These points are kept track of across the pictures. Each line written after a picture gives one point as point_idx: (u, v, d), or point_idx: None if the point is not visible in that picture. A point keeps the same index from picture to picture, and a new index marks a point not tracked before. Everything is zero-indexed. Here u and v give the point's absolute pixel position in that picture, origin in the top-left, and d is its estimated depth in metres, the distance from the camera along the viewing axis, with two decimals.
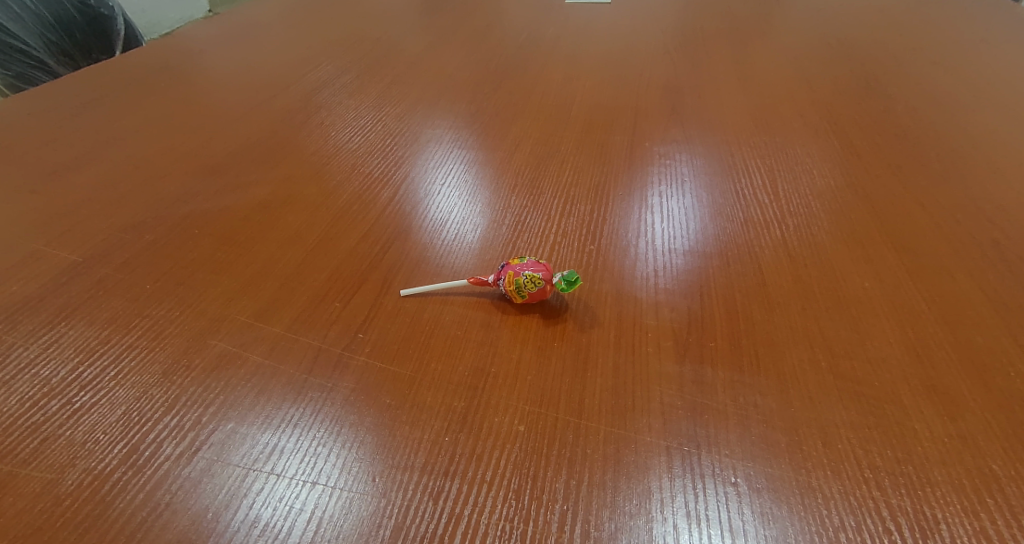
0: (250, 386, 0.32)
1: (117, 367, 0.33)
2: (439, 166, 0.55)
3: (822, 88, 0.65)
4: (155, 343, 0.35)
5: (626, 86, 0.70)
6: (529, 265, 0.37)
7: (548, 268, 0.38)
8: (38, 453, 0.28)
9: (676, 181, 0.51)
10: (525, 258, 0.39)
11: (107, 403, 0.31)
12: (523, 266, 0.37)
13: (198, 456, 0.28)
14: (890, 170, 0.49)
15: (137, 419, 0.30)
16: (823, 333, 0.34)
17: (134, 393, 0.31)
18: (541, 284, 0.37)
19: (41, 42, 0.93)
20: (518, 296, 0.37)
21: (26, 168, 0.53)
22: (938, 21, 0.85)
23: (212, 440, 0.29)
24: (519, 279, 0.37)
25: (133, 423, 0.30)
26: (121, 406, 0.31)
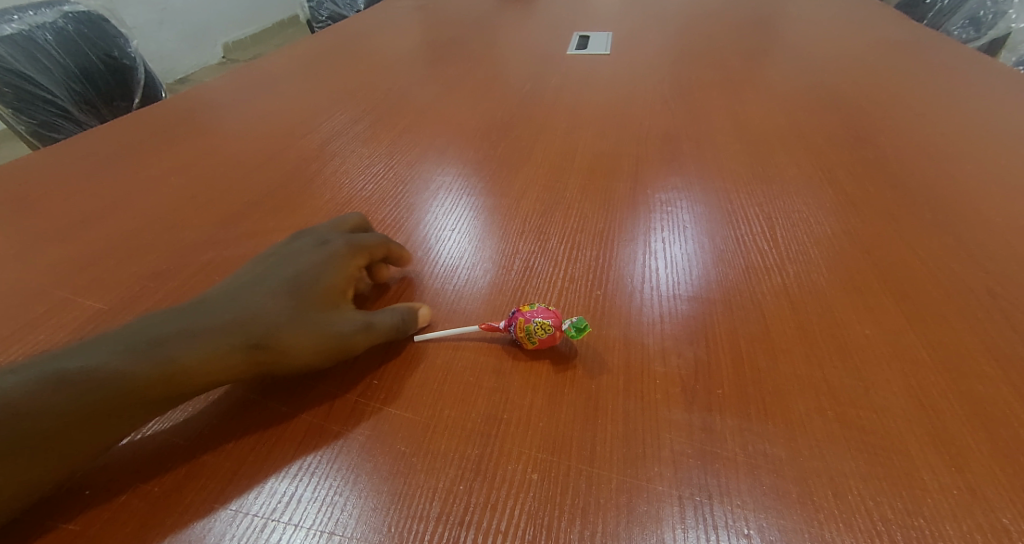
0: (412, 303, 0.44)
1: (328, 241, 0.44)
2: (448, 212, 0.58)
3: (814, 138, 0.68)
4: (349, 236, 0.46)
5: (626, 135, 0.74)
6: (539, 312, 0.39)
7: (557, 314, 0.39)
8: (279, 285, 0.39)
9: (677, 227, 0.53)
10: (535, 305, 0.41)
11: (326, 259, 0.42)
12: (534, 313, 0.38)
13: (387, 336, 0.39)
14: (882, 217, 0.51)
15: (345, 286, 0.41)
16: (828, 381, 0.35)
17: (345, 260, 0.42)
18: (551, 330, 0.38)
19: (66, 92, 0.99)
20: (529, 342, 0.38)
21: (54, 217, 0.56)
22: (922, 70, 0.89)
23: (399, 321, 0.40)
24: (529, 326, 0.38)
25: (343, 286, 0.41)
26: (336, 265, 0.41)
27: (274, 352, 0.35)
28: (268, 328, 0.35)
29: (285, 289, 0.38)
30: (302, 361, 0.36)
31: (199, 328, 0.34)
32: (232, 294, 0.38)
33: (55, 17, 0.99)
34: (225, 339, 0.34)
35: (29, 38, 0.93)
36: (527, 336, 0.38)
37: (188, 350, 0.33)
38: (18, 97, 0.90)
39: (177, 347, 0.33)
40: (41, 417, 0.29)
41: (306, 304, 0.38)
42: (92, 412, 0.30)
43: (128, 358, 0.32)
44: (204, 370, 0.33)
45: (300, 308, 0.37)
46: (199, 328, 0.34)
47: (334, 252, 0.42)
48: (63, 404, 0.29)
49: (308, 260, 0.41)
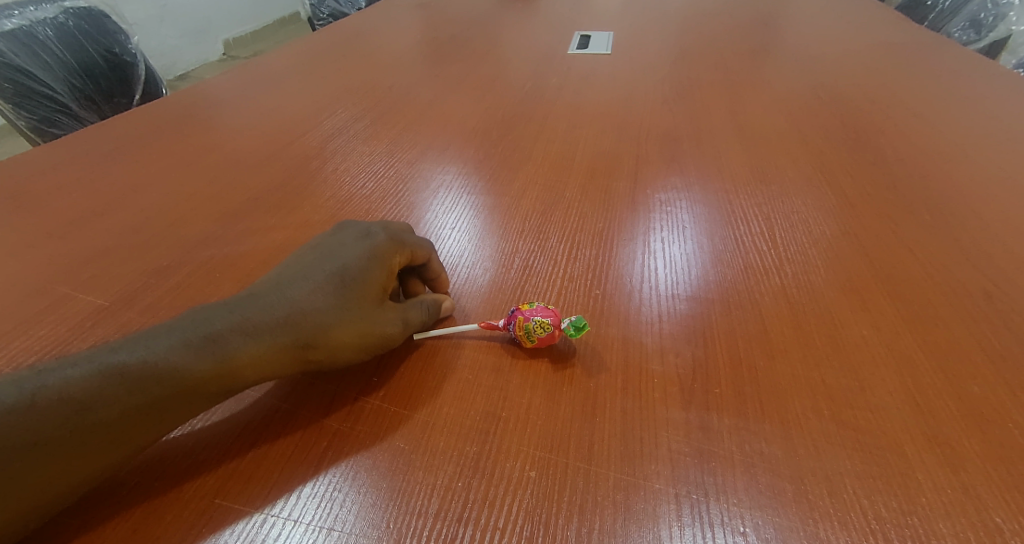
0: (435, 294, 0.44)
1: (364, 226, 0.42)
2: (449, 211, 0.58)
3: (813, 139, 0.69)
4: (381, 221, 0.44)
5: (626, 135, 0.74)
6: (538, 311, 0.39)
7: (556, 313, 0.39)
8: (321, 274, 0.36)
9: (677, 227, 0.53)
10: (534, 303, 0.41)
11: (367, 246, 0.39)
12: (533, 311, 0.39)
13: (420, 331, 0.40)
14: (880, 219, 0.51)
15: (388, 275, 0.39)
16: (824, 381, 0.35)
17: (391, 247, 0.40)
18: (550, 329, 0.38)
19: (67, 88, 0.99)
20: (528, 341, 0.39)
21: (55, 213, 0.56)
22: (922, 71, 0.89)
23: (427, 316, 0.40)
24: (528, 325, 0.38)
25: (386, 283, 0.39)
26: (380, 254, 0.39)
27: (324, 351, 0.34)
28: (318, 325, 0.34)
29: (329, 278, 0.36)
30: (348, 359, 0.35)
31: (250, 324, 0.32)
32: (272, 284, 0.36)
33: (56, 12, 0.98)
34: (278, 336, 0.33)
35: (30, 34, 0.92)
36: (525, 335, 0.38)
37: (242, 349, 0.31)
38: (18, 93, 0.90)
39: (232, 343, 0.31)
40: (103, 408, 0.27)
41: (354, 296, 0.36)
42: (156, 404, 0.29)
43: (185, 352, 0.30)
44: (259, 367, 0.32)
45: (347, 302, 0.36)
46: (249, 323, 0.33)
47: (375, 238, 0.40)
48: (126, 396, 0.28)
49: (348, 247, 0.39)
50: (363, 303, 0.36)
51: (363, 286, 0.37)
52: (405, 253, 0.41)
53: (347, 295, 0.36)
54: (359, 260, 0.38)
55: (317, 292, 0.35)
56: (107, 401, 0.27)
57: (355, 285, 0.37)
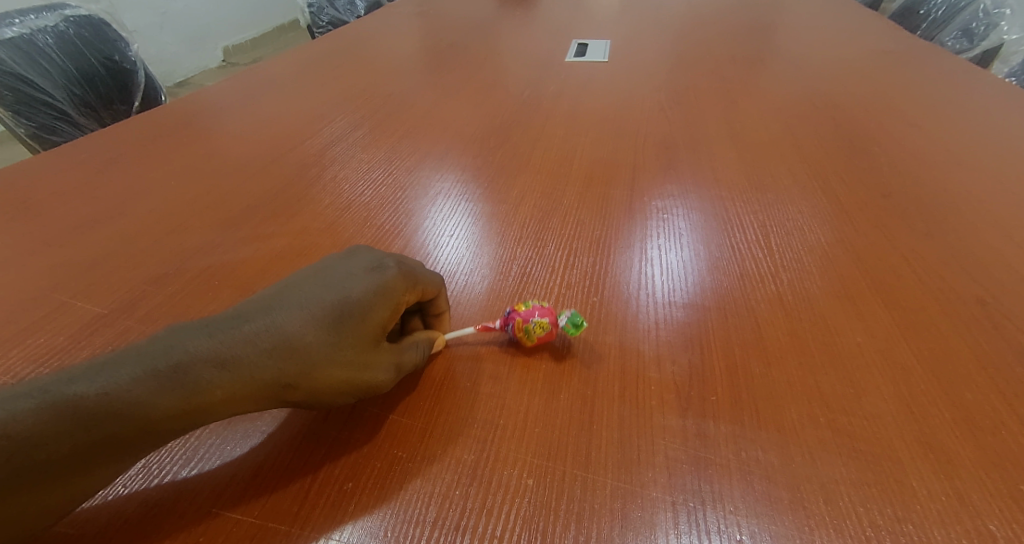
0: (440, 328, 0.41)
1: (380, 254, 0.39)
2: (447, 218, 0.58)
3: (808, 147, 0.69)
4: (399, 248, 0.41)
5: (623, 142, 0.75)
6: (535, 311, 0.40)
7: (552, 310, 0.40)
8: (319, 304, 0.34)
9: (674, 235, 0.53)
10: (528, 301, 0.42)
11: (376, 280, 0.36)
12: (530, 312, 0.40)
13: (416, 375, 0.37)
14: (874, 226, 0.51)
15: (393, 312, 0.37)
16: (819, 388, 0.36)
17: (402, 284, 0.37)
18: (548, 328, 0.39)
19: (66, 95, 0.99)
20: (527, 341, 0.40)
21: (54, 220, 0.56)
22: (916, 80, 0.90)
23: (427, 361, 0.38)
24: (527, 327, 0.39)
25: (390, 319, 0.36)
26: (389, 291, 0.36)
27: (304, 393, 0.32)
28: (301, 365, 0.31)
29: (326, 312, 0.34)
30: (328, 400, 0.33)
31: (228, 357, 0.30)
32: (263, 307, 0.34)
33: (56, 20, 0.99)
34: (256, 374, 0.30)
35: (30, 42, 0.93)
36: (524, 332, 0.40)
37: (213, 383, 0.29)
38: (18, 100, 0.91)
39: (204, 375, 0.29)
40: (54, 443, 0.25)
41: (348, 336, 0.34)
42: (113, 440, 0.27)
43: (149, 382, 0.28)
44: (229, 403, 0.30)
45: (340, 342, 0.33)
46: (227, 353, 0.30)
47: (386, 270, 0.37)
48: (76, 435, 0.26)
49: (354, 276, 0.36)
50: (358, 343, 0.34)
51: (361, 324, 0.34)
52: (417, 291, 0.38)
53: (345, 334, 0.33)
54: (363, 294, 0.35)
55: (309, 326, 0.33)
56: (58, 436, 0.25)
57: (352, 322, 0.34)
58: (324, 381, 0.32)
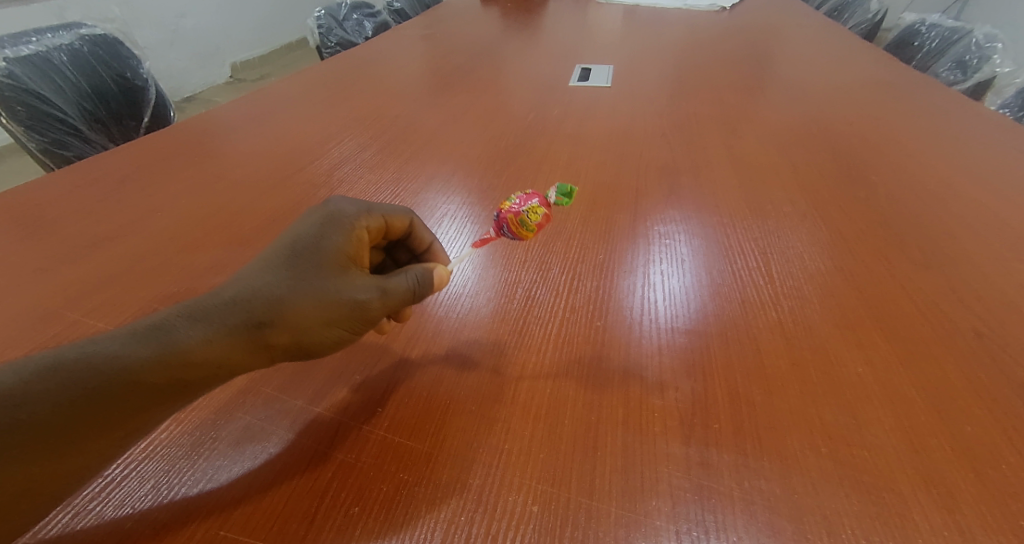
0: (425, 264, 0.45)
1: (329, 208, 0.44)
2: (452, 241, 0.59)
3: (807, 175, 0.71)
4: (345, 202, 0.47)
5: (626, 166, 0.76)
6: (523, 204, 0.47)
7: (536, 199, 0.48)
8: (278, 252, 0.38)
9: (675, 260, 0.54)
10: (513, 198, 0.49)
11: (317, 226, 0.40)
12: (520, 207, 0.47)
13: (406, 293, 0.40)
14: (873, 256, 0.52)
15: (348, 249, 0.40)
16: (821, 418, 0.36)
17: (346, 222, 0.41)
18: (538, 213, 0.47)
19: (78, 111, 1.01)
20: (525, 231, 0.48)
21: (67, 238, 0.57)
22: (913, 111, 0.92)
23: (421, 280, 0.41)
24: (522, 219, 0.47)
25: (347, 256, 0.40)
26: (334, 230, 0.40)
27: (284, 326, 0.35)
28: (272, 301, 0.35)
29: (284, 256, 0.38)
30: (318, 334, 0.36)
31: (196, 310, 0.33)
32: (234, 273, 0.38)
33: (72, 39, 1.03)
34: (229, 317, 0.34)
35: (45, 59, 0.97)
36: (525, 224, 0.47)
37: (188, 332, 0.32)
38: (31, 115, 0.93)
39: (179, 334, 0.32)
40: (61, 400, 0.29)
41: (312, 270, 0.37)
42: (95, 399, 0.29)
43: (128, 345, 0.31)
44: (212, 348, 0.32)
45: (300, 279, 0.37)
46: (197, 308, 0.34)
47: (323, 218, 0.41)
48: (57, 397, 0.28)
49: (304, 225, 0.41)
50: (325, 273, 0.38)
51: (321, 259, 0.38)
52: (362, 227, 0.42)
53: (302, 271, 0.37)
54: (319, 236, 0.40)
55: (270, 269, 0.37)
56: (42, 397, 0.28)
57: (311, 257, 0.38)
58: (302, 310, 0.35)
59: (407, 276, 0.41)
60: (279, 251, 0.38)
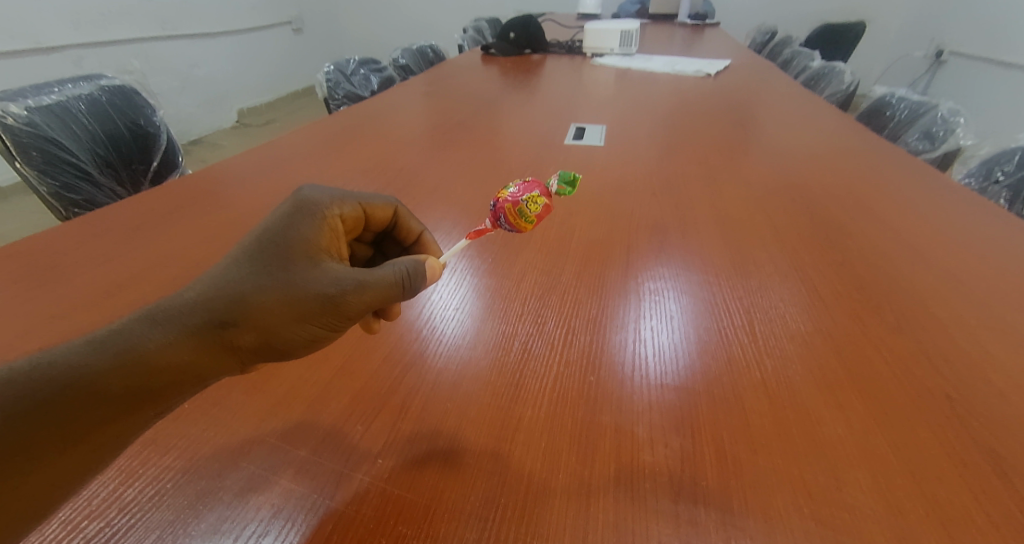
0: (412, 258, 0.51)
1: (306, 201, 0.48)
2: (452, 292, 0.61)
3: (788, 236, 0.75)
4: (323, 194, 0.51)
5: (617, 223, 0.80)
6: (523, 197, 0.56)
7: (534, 192, 0.57)
8: (250, 246, 0.42)
9: (665, 316, 0.57)
10: (514, 190, 0.58)
11: (279, 224, 0.44)
12: (520, 199, 0.56)
13: (378, 288, 0.44)
14: (850, 318, 0.56)
15: (312, 244, 0.44)
16: (803, 478, 0.38)
17: (306, 221, 0.46)
18: (537, 204, 0.57)
19: (90, 156, 1.05)
20: (523, 220, 0.57)
21: (81, 284, 0.59)
22: (884, 178, 0.99)
23: (396, 278, 0.46)
24: (522, 209, 0.56)
25: (312, 249, 0.44)
26: (295, 228, 0.44)
27: (248, 319, 0.39)
28: (234, 299, 0.39)
29: (258, 250, 0.42)
30: (285, 325, 0.40)
31: (158, 314, 0.37)
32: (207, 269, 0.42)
33: (92, 89, 1.10)
34: (192, 318, 0.38)
35: (64, 108, 1.02)
36: (524, 214, 0.57)
37: (147, 338, 0.36)
38: (45, 160, 0.97)
39: (144, 338, 0.36)
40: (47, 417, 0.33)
41: (277, 265, 0.41)
42: (59, 415, 0.33)
43: (88, 356, 0.35)
44: (173, 348, 0.36)
45: (263, 274, 0.40)
46: (158, 312, 0.38)
47: (285, 216, 0.45)
48: (20, 411, 0.32)
49: (280, 220, 0.45)
50: (297, 268, 0.42)
51: (294, 254, 0.42)
52: (322, 225, 0.47)
53: (265, 266, 0.41)
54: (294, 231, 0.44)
55: (241, 265, 0.41)
56: (8, 413, 0.32)
57: (284, 253, 0.42)
58: (271, 306, 0.40)
59: (380, 272, 0.45)
60: (251, 244, 0.42)
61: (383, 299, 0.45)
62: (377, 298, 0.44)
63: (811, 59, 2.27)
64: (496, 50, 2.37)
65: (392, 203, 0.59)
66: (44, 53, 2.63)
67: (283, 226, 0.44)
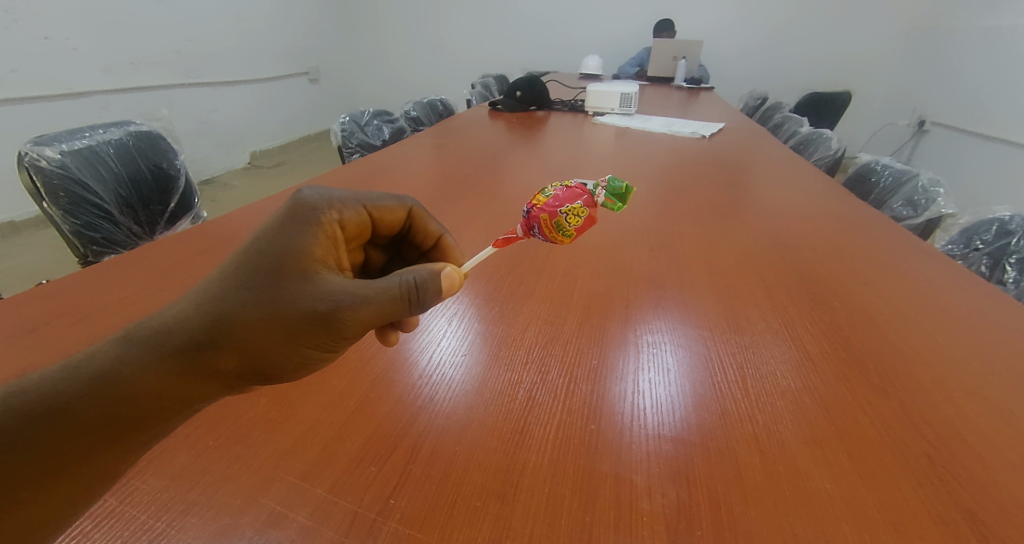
0: (427, 266, 0.51)
1: (304, 206, 0.48)
2: (460, 339, 0.65)
3: (778, 295, 0.79)
4: (322, 200, 0.51)
5: (617, 277, 0.85)
6: (560, 207, 0.60)
7: (571, 201, 0.61)
8: (242, 260, 0.42)
9: (661, 368, 0.60)
10: (551, 197, 0.61)
11: (273, 234, 0.45)
12: (556, 210, 0.60)
13: (375, 304, 0.45)
14: (837, 376, 0.59)
15: (306, 255, 0.45)
16: (793, 531, 0.40)
17: (302, 230, 0.46)
18: (575, 215, 0.60)
19: (112, 197, 1.11)
20: (558, 232, 0.61)
21: (110, 324, 0.63)
22: (870, 242, 1.04)
23: (396, 294, 0.46)
24: (557, 221, 0.60)
25: (307, 261, 0.44)
26: (290, 238, 0.45)
27: (233, 338, 0.41)
28: (219, 318, 0.40)
29: (249, 265, 0.42)
30: (272, 342, 0.42)
31: (138, 338, 0.40)
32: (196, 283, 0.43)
33: (121, 135, 1.17)
34: (170, 340, 0.40)
35: (94, 152, 1.09)
36: (563, 228, 0.61)
37: (124, 365, 0.39)
38: (71, 201, 1.02)
39: (122, 365, 0.39)
40: (33, 450, 0.36)
41: (266, 281, 0.42)
42: (44, 445, 0.36)
43: (66, 384, 0.37)
44: (150, 374, 0.39)
45: (251, 291, 0.41)
46: (139, 335, 0.40)
47: (281, 225, 0.46)
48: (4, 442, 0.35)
49: (272, 229, 0.45)
50: (289, 284, 0.43)
51: (286, 268, 0.43)
52: (319, 234, 0.47)
53: (253, 282, 0.42)
54: (288, 242, 0.44)
55: (229, 281, 0.42)
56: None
57: (276, 268, 0.43)
58: (258, 325, 0.41)
59: (378, 288, 0.45)
60: (242, 257, 0.43)
61: (382, 314, 0.46)
62: (375, 314, 0.45)
63: (800, 125, 2.41)
64: (502, 106, 2.52)
65: (397, 206, 0.63)
66: (73, 98, 2.77)
67: (276, 235, 0.45)
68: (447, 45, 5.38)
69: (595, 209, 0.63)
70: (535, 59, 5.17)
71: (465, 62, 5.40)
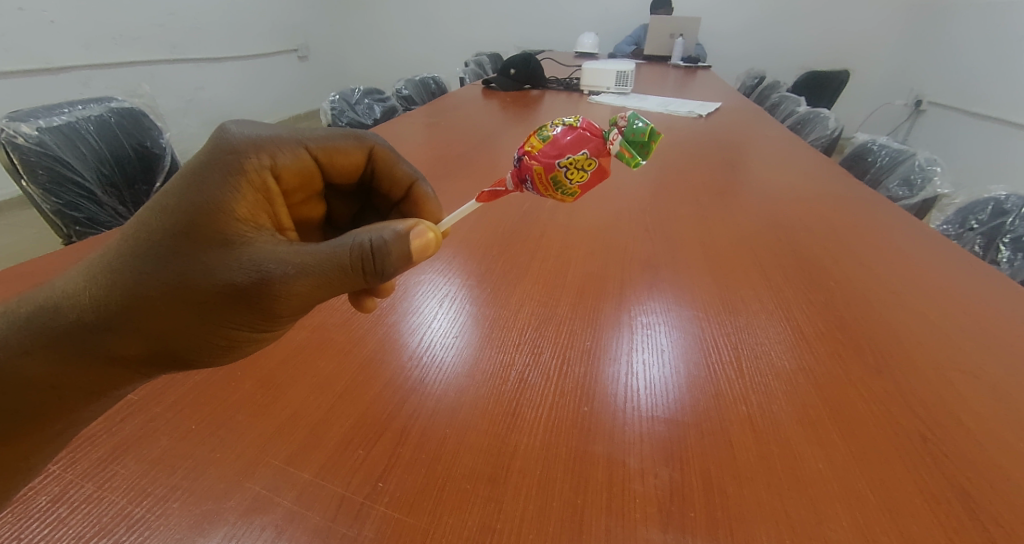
0: (387, 226, 0.46)
1: (226, 150, 0.44)
2: (451, 320, 0.63)
3: (775, 276, 0.78)
4: (250, 141, 0.46)
5: (611, 258, 0.83)
6: (558, 157, 0.58)
7: (572, 149, 0.58)
8: (151, 228, 0.40)
9: (655, 349, 0.59)
10: (551, 140, 0.59)
11: (184, 192, 0.41)
12: (555, 161, 0.58)
13: (315, 275, 0.42)
14: (831, 357, 0.58)
15: (224, 218, 0.41)
16: (785, 511, 0.40)
17: (220, 185, 0.42)
18: (576, 166, 0.58)
19: (95, 175, 1.07)
20: (558, 189, 0.60)
21: None
22: (864, 221, 1.03)
23: (339, 263, 0.43)
24: (556, 175, 0.59)
25: (226, 225, 0.41)
26: (205, 195, 0.41)
27: (145, 315, 0.40)
28: (128, 295, 0.40)
29: (160, 232, 0.40)
30: (189, 319, 0.41)
31: (43, 324, 0.40)
32: (95, 256, 0.43)
33: (101, 111, 1.13)
34: (74, 323, 0.40)
35: (74, 128, 1.05)
36: (564, 184, 0.59)
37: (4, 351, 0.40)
38: (51, 179, 0.98)
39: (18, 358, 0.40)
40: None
41: (176, 252, 0.40)
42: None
43: None
44: (41, 364, 0.40)
45: (160, 265, 0.40)
46: (30, 318, 0.41)
47: (195, 179, 0.42)
48: None
49: (186, 184, 0.41)
50: (207, 254, 0.40)
51: (203, 235, 0.40)
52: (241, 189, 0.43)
53: (161, 255, 0.40)
54: (205, 200, 0.41)
55: (132, 254, 0.40)
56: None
57: (191, 235, 0.40)
58: (168, 302, 0.40)
59: (318, 256, 0.42)
60: (153, 224, 0.40)
61: (325, 285, 0.43)
62: (316, 285, 0.43)
63: (798, 105, 2.38)
64: (497, 84, 2.46)
65: (346, 143, 0.61)
66: (52, 73, 2.68)
67: (190, 193, 0.41)
68: (441, 21, 5.24)
69: (607, 160, 0.61)
70: (531, 37, 5.05)
71: (459, 41, 5.28)
